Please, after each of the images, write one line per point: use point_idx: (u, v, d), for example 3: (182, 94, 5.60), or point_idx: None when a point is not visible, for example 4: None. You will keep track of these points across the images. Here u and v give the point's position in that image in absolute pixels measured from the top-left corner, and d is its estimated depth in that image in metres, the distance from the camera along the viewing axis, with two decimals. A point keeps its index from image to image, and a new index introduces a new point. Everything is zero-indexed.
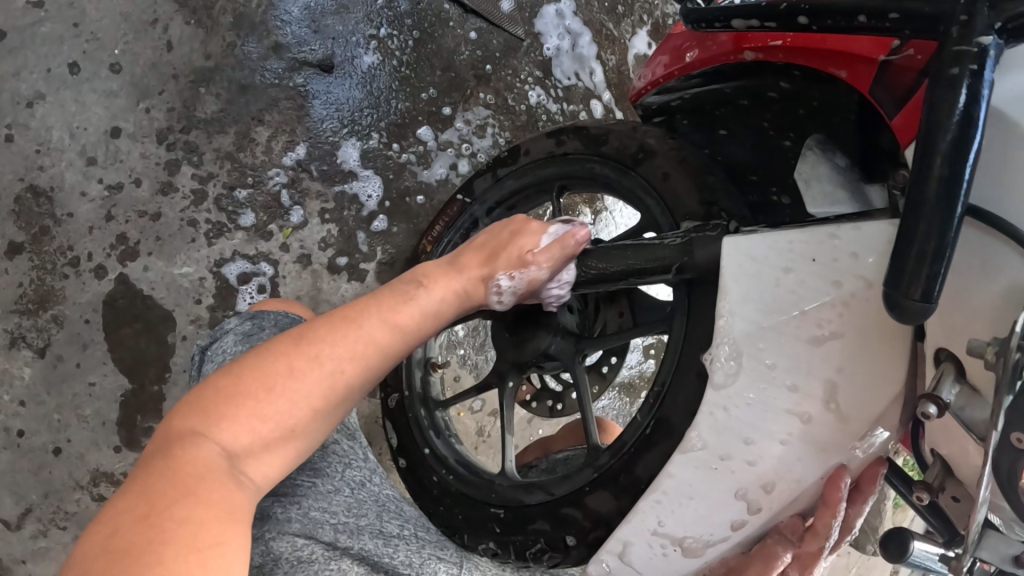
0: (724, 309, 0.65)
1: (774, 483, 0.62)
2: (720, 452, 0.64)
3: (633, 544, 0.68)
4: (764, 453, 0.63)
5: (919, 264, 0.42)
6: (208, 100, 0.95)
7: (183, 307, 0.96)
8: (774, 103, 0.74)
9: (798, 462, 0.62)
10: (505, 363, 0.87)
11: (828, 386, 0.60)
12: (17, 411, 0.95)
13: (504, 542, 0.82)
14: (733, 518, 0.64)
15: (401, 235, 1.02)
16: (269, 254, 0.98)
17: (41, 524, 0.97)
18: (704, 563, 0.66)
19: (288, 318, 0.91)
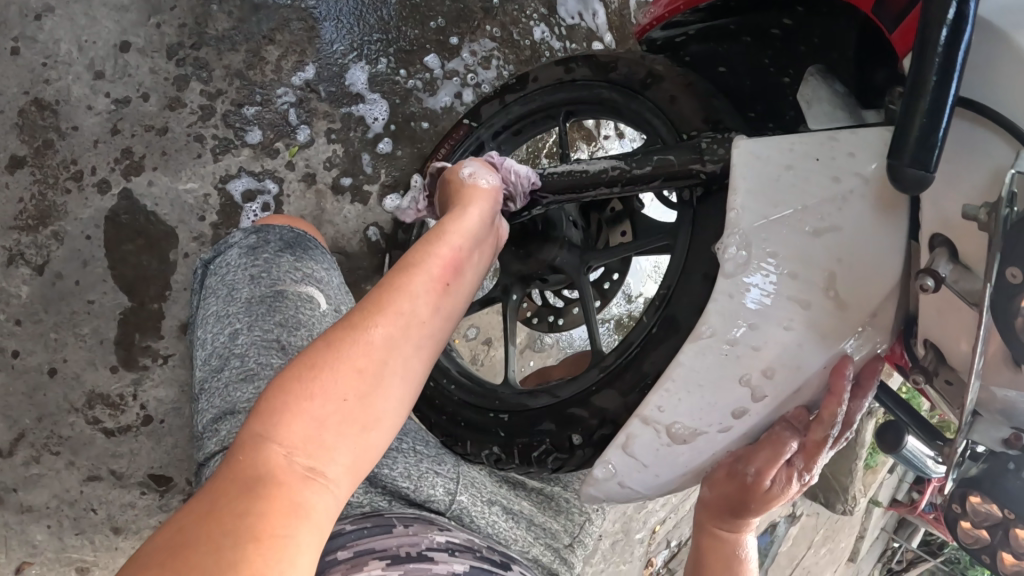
0: (733, 203, 0.61)
1: (778, 369, 0.60)
2: (725, 338, 0.61)
3: (636, 437, 0.66)
4: (769, 338, 0.59)
5: (918, 134, 0.42)
6: (219, 18, 0.95)
7: (186, 224, 0.95)
8: (776, 40, 0.75)
9: (801, 346, 0.59)
10: (509, 275, 0.87)
11: (828, 275, 0.57)
12: (12, 330, 0.92)
13: (506, 447, 0.81)
14: (734, 406, 0.62)
15: (405, 158, 1.02)
16: (275, 171, 0.96)
17: (34, 450, 0.95)
18: (706, 453, 0.65)
19: (293, 233, 0.90)
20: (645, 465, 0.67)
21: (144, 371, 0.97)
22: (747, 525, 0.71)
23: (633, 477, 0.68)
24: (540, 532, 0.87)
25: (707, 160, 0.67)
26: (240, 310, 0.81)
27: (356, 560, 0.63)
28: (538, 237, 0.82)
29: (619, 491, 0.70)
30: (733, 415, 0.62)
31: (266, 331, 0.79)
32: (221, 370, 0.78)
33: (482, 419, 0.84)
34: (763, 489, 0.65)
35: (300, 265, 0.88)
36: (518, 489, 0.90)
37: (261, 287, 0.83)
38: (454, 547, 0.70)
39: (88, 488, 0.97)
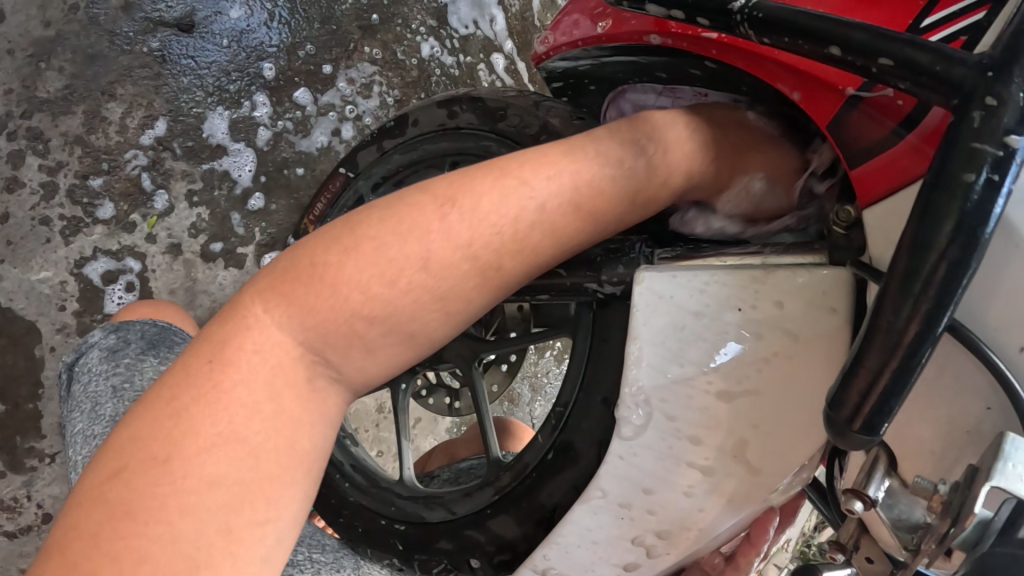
0: (631, 355, 0.48)
1: (679, 535, 0.48)
2: (618, 499, 0.50)
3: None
4: (667, 504, 0.48)
5: (870, 391, 0.31)
6: (50, 77, 0.82)
7: (47, 316, 0.85)
8: (699, 80, 0.56)
9: (704, 513, 0.47)
10: None
11: (738, 445, 0.46)
12: None
13: (407, 562, 0.72)
14: (629, 563, 0.51)
15: (280, 212, 0.91)
16: (135, 248, 0.86)
17: None
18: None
19: (157, 328, 0.79)
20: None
21: (34, 472, 0.89)
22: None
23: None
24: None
25: (605, 280, 0.56)
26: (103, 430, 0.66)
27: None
28: None
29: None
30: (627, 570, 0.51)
31: None
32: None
33: (377, 526, 0.75)
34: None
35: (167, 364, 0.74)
36: None
37: (126, 400, 0.69)
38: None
39: None
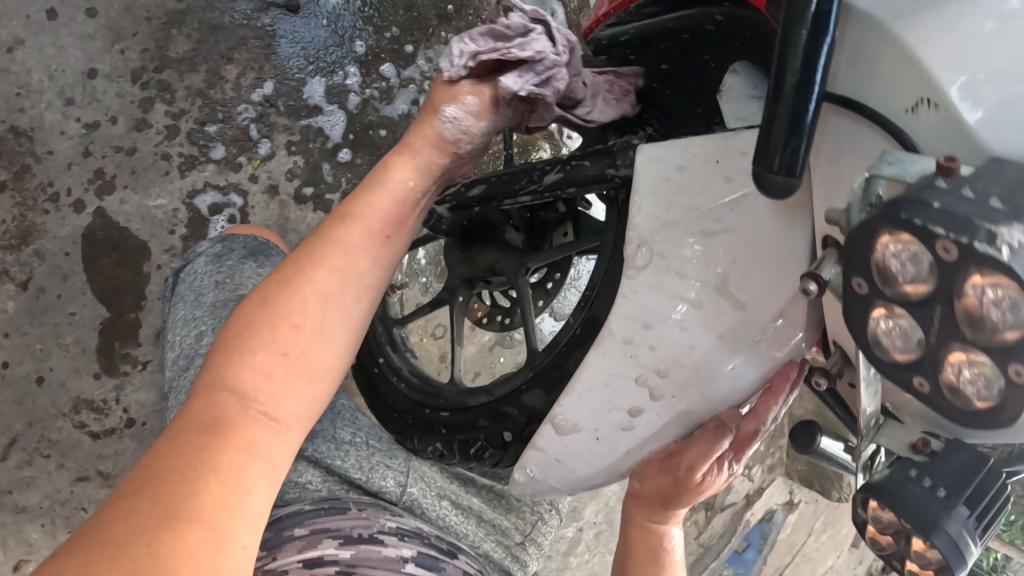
0: (634, 207, 0.62)
1: (677, 370, 0.60)
2: (622, 336, 0.62)
3: (540, 448, 0.69)
4: (662, 338, 0.60)
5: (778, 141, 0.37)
6: (179, 41, 1.00)
7: (157, 238, 1.00)
8: (712, 38, 0.63)
9: (693, 347, 0.59)
10: (455, 279, 0.89)
11: (718, 279, 0.57)
12: (1, 342, 1.00)
13: (448, 444, 0.82)
14: (632, 403, 0.62)
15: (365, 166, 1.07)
16: (238, 184, 1.02)
17: (26, 453, 1.04)
18: (617, 451, 0.66)
19: (259, 242, 0.94)
20: (560, 463, 0.68)
21: (126, 377, 1.03)
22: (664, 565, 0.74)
23: (553, 477, 0.70)
24: (489, 530, 0.96)
25: (619, 164, 0.68)
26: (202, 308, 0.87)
27: (311, 539, 0.74)
28: (482, 240, 0.84)
29: (546, 492, 0.73)
30: (631, 411, 0.63)
31: None
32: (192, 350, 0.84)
33: (424, 415, 0.86)
34: (652, 516, 0.72)
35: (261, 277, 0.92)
36: (468, 486, 0.95)
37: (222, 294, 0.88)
38: (404, 531, 0.80)
39: (78, 488, 1.06)
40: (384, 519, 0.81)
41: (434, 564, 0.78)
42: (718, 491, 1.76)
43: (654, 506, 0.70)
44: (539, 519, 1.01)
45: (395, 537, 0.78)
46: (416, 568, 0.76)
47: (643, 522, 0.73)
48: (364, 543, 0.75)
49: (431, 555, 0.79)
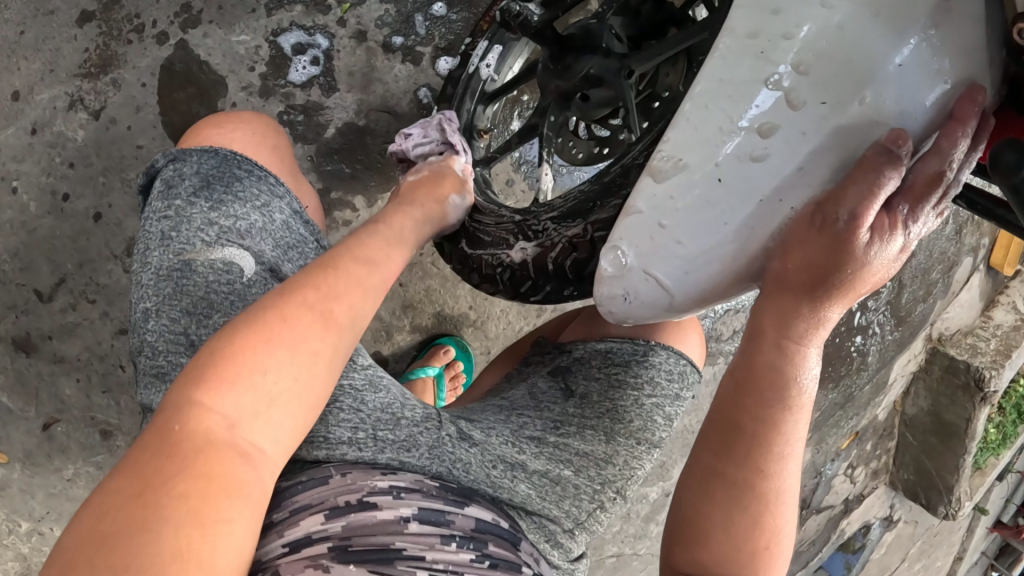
0: None
1: (822, 62, 0.50)
2: (746, 32, 0.53)
3: (640, 212, 0.57)
4: (802, 21, 0.51)
5: None
6: None
7: (236, 75, 0.98)
8: None
9: (839, 30, 0.50)
10: (549, 97, 0.84)
11: None
12: (66, 172, 0.97)
13: (521, 258, 0.69)
14: (762, 121, 0.52)
15: (459, 22, 1.00)
16: (326, 27, 0.98)
17: (72, 296, 0.99)
18: (744, 204, 0.54)
19: (216, 159, 0.70)
20: (664, 233, 0.56)
21: None
22: (796, 393, 0.56)
23: (658, 262, 0.57)
24: (534, 522, 0.67)
25: None
26: (149, 284, 0.65)
27: (291, 518, 0.53)
28: (576, 49, 0.79)
29: (647, 291, 0.58)
30: (760, 136, 0.52)
31: (172, 322, 0.62)
32: (138, 358, 0.63)
33: (494, 234, 0.73)
34: (796, 317, 0.54)
35: (214, 213, 0.66)
36: (517, 470, 0.67)
37: (168, 254, 0.65)
38: (398, 487, 0.58)
39: (118, 341, 1.01)
40: (374, 478, 0.58)
41: (441, 520, 0.57)
42: (817, 490, 1.46)
43: (800, 296, 0.53)
44: (601, 506, 0.72)
45: (391, 496, 0.57)
46: (422, 527, 0.56)
47: (784, 334, 0.55)
48: (353, 513, 0.55)
49: (437, 506, 0.58)
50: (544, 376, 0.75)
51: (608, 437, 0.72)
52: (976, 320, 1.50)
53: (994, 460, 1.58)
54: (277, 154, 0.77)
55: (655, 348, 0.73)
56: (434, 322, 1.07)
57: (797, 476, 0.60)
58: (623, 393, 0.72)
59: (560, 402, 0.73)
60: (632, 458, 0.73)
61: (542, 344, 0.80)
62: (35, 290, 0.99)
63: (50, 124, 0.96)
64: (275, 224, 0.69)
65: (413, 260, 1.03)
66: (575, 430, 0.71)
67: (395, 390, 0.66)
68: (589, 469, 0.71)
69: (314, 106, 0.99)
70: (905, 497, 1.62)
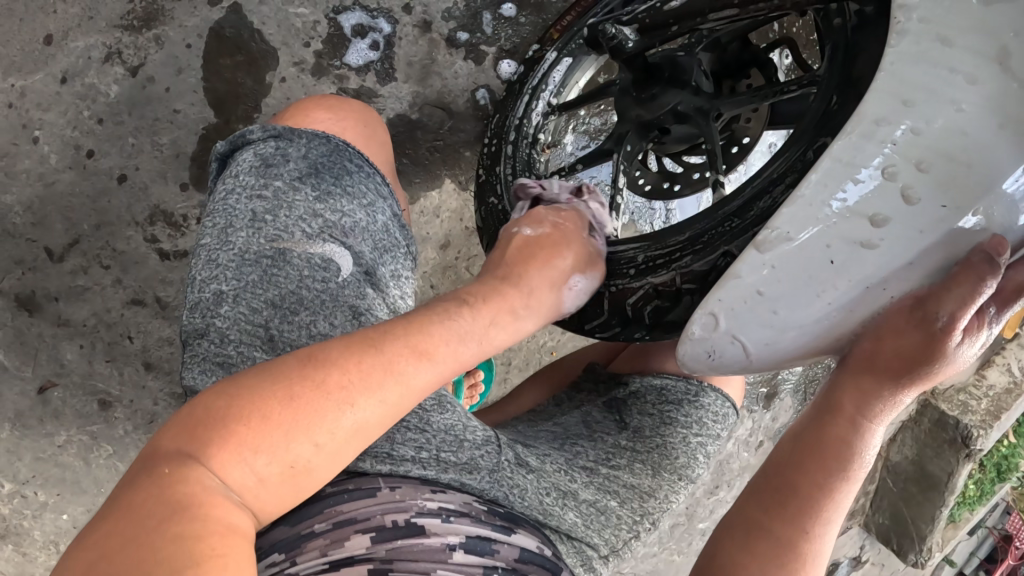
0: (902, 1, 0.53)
1: (941, 166, 0.51)
2: (874, 116, 0.53)
3: (739, 277, 0.56)
4: (931, 120, 0.51)
5: None
6: None
7: (289, 48, 0.92)
8: None
9: (965, 135, 0.50)
10: (625, 125, 0.80)
11: (1002, 47, 0.50)
12: (92, 128, 0.91)
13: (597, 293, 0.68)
14: (876, 211, 0.52)
15: (528, 26, 0.96)
16: (389, 11, 0.93)
17: (84, 259, 0.94)
18: (849, 289, 0.54)
19: (328, 147, 0.67)
20: (761, 300, 0.55)
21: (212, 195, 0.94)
22: (856, 468, 0.56)
23: (748, 328, 0.56)
24: (574, 548, 0.67)
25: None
26: (229, 264, 0.62)
27: (337, 534, 0.54)
28: (664, 81, 0.76)
29: (731, 353, 0.58)
30: (872, 224, 0.53)
31: (255, 309, 0.60)
32: (196, 340, 0.60)
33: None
34: (874, 399, 0.54)
35: (321, 205, 0.64)
36: (568, 498, 0.67)
37: (260, 238, 0.62)
38: (448, 511, 0.58)
39: (128, 312, 0.95)
40: (425, 497, 0.57)
41: (486, 549, 0.57)
42: None
43: (885, 380, 0.53)
44: (636, 537, 0.72)
45: (440, 520, 0.57)
46: (466, 557, 0.56)
47: (858, 415, 0.55)
48: (399, 537, 0.55)
49: (484, 534, 0.58)
50: (598, 406, 0.78)
51: (654, 470, 0.74)
52: (969, 378, 1.52)
53: (968, 514, 1.61)
54: (384, 153, 0.74)
55: (706, 390, 0.76)
56: None
57: (835, 540, 0.58)
58: (673, 431, 0.75)
59: (613, 433, 0.74)
60: (671, 492, 0.74)
61: (594, 371, 0.81)
62: (45, 248, 0.93)
63: (82, 75, 0.90)
64: (376, 225, 0.67)
65: (446, 263, 0.97)
66: (625, 463, 0.73)
67: (457, 410, 0.65)
68: (632, 500, 0.72)
69: (367, 92, 0.93)
70: (877, 541, 1.62)
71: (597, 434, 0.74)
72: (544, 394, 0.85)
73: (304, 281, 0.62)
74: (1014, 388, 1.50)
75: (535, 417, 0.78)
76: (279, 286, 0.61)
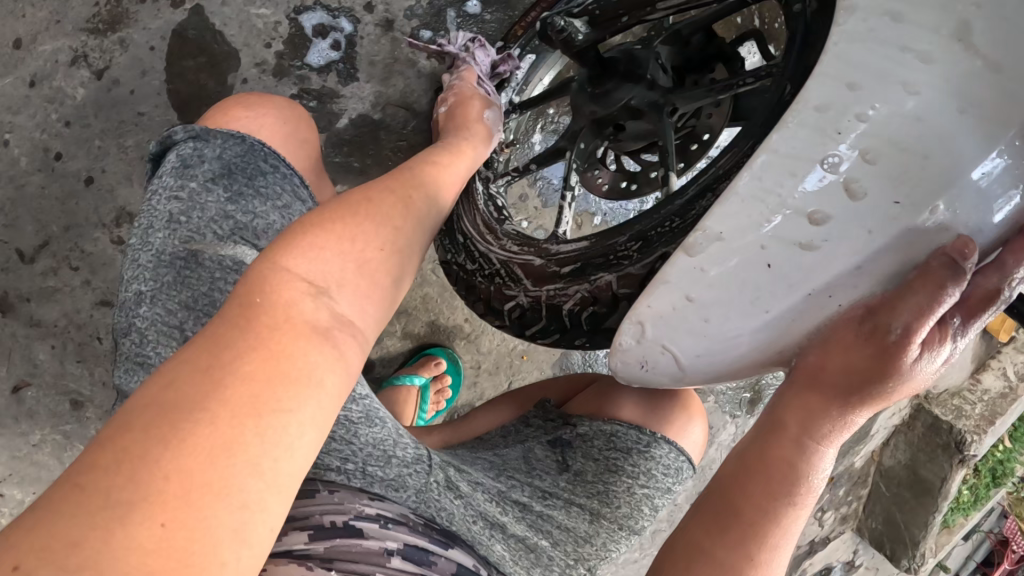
0: None
1: (891, 158, 0.48)
2: (817, 104, 0.50)
3: (668, 282, 0.53)
4: (881, 107, 0.48)
5: None
6: None
7: (251, 49, 0.92)
8: None
9: (918, 124, 0.47)
10: (581, 122, 0.79)
11: (960, 25, 0.47)
12: (59, 130, 0.92)
13: (534, 299, 0.65)
14: (817, 207, 0.49)
15: (492, 23, 0.95)
16: (351, 10, 0.93)
17: (54, 261, 0.95)
18: (789, 295, 0.51)
19: (242, 147, 0.66)
20: (693, 307, 0.53)
21: None
22: (804, 489, 0.53)
23: (681, 338, 0.54)
24: None
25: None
26: (147, 266, 0.62)
27: (274, 529, 0.54)
28: (619, 76, 0.75)
29: (663, 364, 0.55)
30: (812, 224, 0.49)
31: (169, 312, 0.60)
32: (122, 338, 0.61)
33: (505, 268, 0.69)
34: (822, 416, 0.52)
35: (233, 207, 0.64)
36: (496, 530, 0.65)
37: (175, 239, 0.62)
38: (387, 518, 0.57)
39: (97, 313, 0.96)
40: (363, 503, 0.57)
41: (424, 559, 0.57)
42: None
43: (833, 397, 0.51)
44: None
45: (377, 525, 0.56)
46: (404, 563, 0.56)
47: (806, 433, 0.53)
48: (338, 537, 0.55)
49: (423, 544, 0.58)
50: (542, 443, 0.75)
51: (594, 516, 0.72)
52: (963, 381, 1.48)
53: (963, 519, 1.57)
54: (305, 152, 0.73)
55: (659, 441, 0.74)
56: (427, 331, 1.04)
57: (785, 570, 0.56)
58: (619, 480, 0.72)
59: (553, 473, 0.73)
60: (609, 542, 0.72)
61: (546, 407, 0.79)
62: (16, 249, 0.94)
63: (49, 78, 0.91)
64: (293, 228, 0.67)
65: None
66: (562, 504, 0.71)
67: (389, 425, 0.64)
68: (567, 543, 0.70)
69: (329, 92, 0.93)
70: (871, 546, 1.59)
71: (538, 470, 0.73)
72: (496, 419, 0.84)
73: (217, 283, 0.62)
74: (1010, 392, 1.46)
75: (478, 446, 0.77)
76: (193, 289, 0.61)
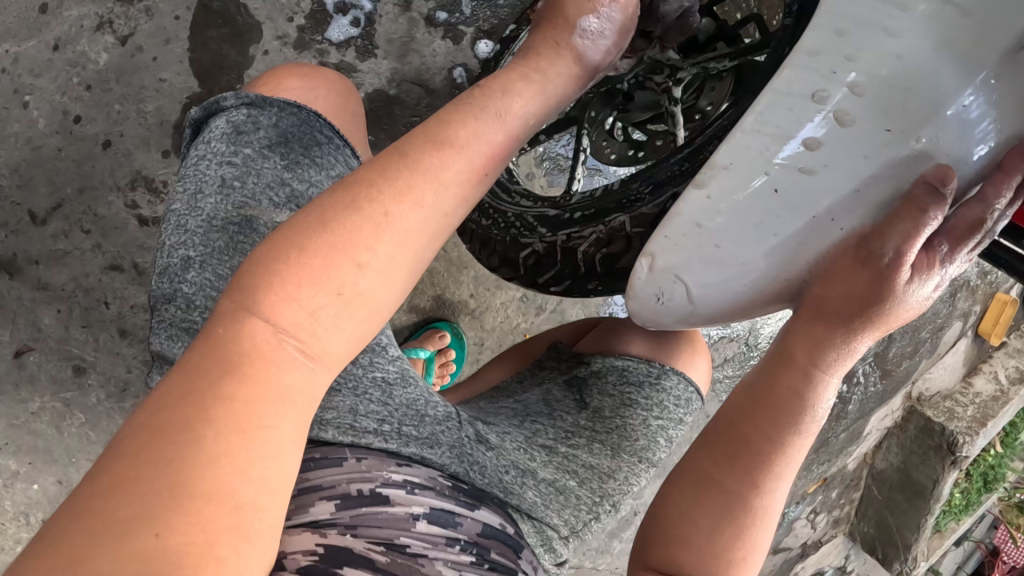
0: None
1: (878, 93, 0.51)
2: (810, 49, 0.52)
3: (680, 214, 0.56)
4: (866, 48, 0.51)
5: None
6: None
7: (273, 23, 0.95)
8: None
9: (901, 60, 0.50)
10: None
11: None
12: (79, 94, 0.94)
13: (551, 243, 0.68)
14: (813, 138, 0.52)
15: (506, 7, 0.99)
16: None
17: (66, 223, 0.95)
18: (794, 220, 0.54)
19: (299, 116, 0.68)
20: (702, 233, 0.55)
21: None
22: (809, 419, 0.55)
23: (695, 267, 0.56)
24: (534, 529, 0.67)
25: None
26: (197, 231, 0.63)
27: (302, 501, 0.55)
28: None
29: (676, 295, 0.58)
30: (810, 151, 0.53)
31: (220, 275, 0.62)
32: (165, 304, 0.62)
33: (521, 220, 0.73)
34: (829, 346, 0.53)
35: (288, 174, 0.66)
36: (528, 478, 0.67)
37: (227, 205, 0.64)
38: (413, 483, 0.58)
39: (106, 277, 0.97)
40: (390, 470, 0.58)
41: (450, 521, 0.58)
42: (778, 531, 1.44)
43: (838, 326, 0.53)
44: (596, 519, 0.71)
45: (404, 491, 0.57)
46: (429, 527, 0.57)
47: (812, 363, 0.54)
48: (364, 505, 0.56)
49: (448, 507, 0.59)
50: (559, 384, 0.77)
51: (614, 452, 0.74)
52: (956, 384, 1.51)
53: (956, 524, 1.59)
54: (355, 123, 0.77)
55: (668, 372, 0.76)
56: (432, 305, 1.05)
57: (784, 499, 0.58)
58: (634, 413, 0.74)
59: (573, 413, 0.74)
60: (632, 475, 0.73)
61: (558, 349, 0.81)
62: (28, 211, 0.95)
63: (73, 43, 0.93)
64: None
65: None
66: (584, 443, 0.73)
67: (420, 385, 0.65)
68: (592, 481, 0.71)
69: (347, 67, 0.97)
70: (863, 550, 1.60)
71: (557, 414, 0.74)
72: (505, 371, 0.86)
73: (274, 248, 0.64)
74: (1001, 396, 1.51)
75: (496, 395, 0.78)
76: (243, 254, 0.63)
